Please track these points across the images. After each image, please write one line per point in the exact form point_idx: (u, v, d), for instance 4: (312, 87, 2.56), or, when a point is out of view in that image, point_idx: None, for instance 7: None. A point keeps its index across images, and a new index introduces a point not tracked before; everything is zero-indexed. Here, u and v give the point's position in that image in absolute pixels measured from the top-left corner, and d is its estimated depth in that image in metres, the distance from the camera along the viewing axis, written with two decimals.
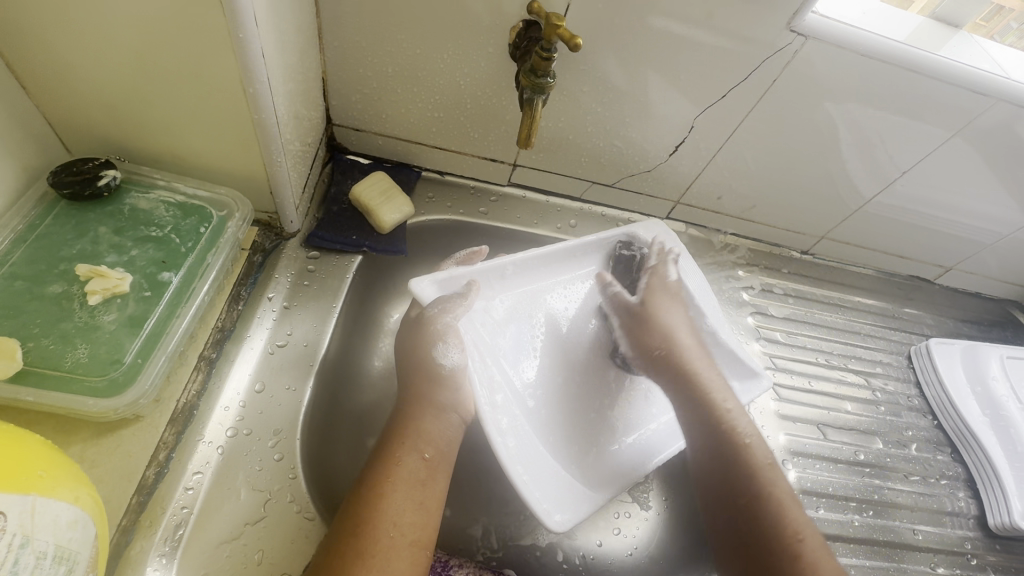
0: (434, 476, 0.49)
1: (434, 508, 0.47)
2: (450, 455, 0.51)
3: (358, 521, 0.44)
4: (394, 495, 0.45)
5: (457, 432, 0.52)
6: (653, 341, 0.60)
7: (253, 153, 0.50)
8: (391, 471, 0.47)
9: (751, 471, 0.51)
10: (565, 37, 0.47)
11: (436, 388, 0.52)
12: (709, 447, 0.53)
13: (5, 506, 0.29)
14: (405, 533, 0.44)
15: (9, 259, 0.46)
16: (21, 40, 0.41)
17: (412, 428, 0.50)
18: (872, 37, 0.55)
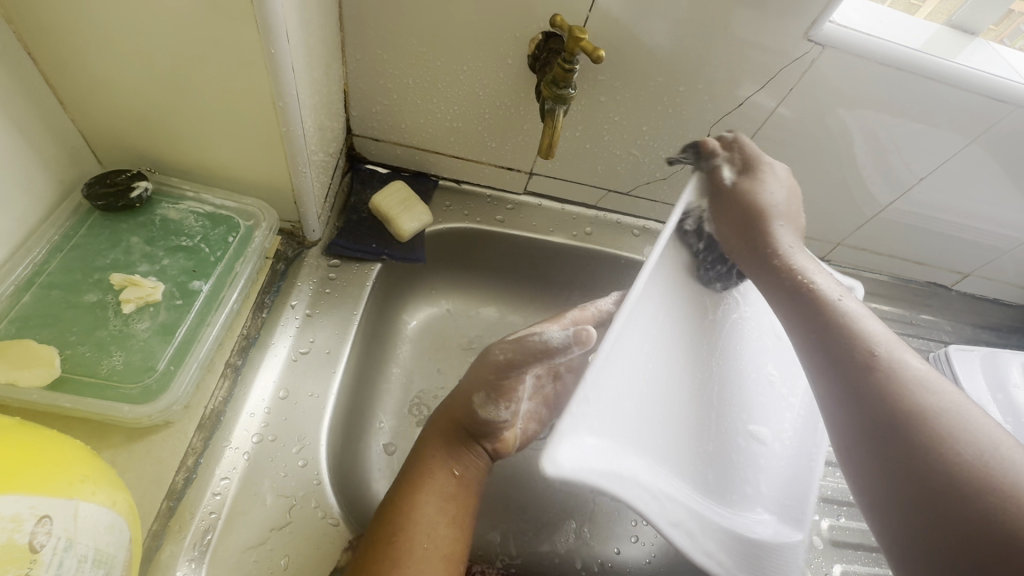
0: (466, 496, 0.49)
1: (466, 525, 0.48)
2: (480, 481, 0.51)
3: (393, 531, 0.44)
4: (425, 510, 0.46)
5: (488, 459, 0.52)
6: (793, 284, 0.47)
7: (280, 164, 0.52)
8: (419, 485, 0.48)
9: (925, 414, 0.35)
10: (588, 50, 0.48)
11: (484, 436, 0.50)
12: (833, 371, 0.40)
13: (51, 510, 0.30)
14: (437, 548, 0.45)
15: (46, 268, 0.47)
16: (62, 56, 0.43)
17: (444, 450, 0.50)
18: (890, 44, 0.55)
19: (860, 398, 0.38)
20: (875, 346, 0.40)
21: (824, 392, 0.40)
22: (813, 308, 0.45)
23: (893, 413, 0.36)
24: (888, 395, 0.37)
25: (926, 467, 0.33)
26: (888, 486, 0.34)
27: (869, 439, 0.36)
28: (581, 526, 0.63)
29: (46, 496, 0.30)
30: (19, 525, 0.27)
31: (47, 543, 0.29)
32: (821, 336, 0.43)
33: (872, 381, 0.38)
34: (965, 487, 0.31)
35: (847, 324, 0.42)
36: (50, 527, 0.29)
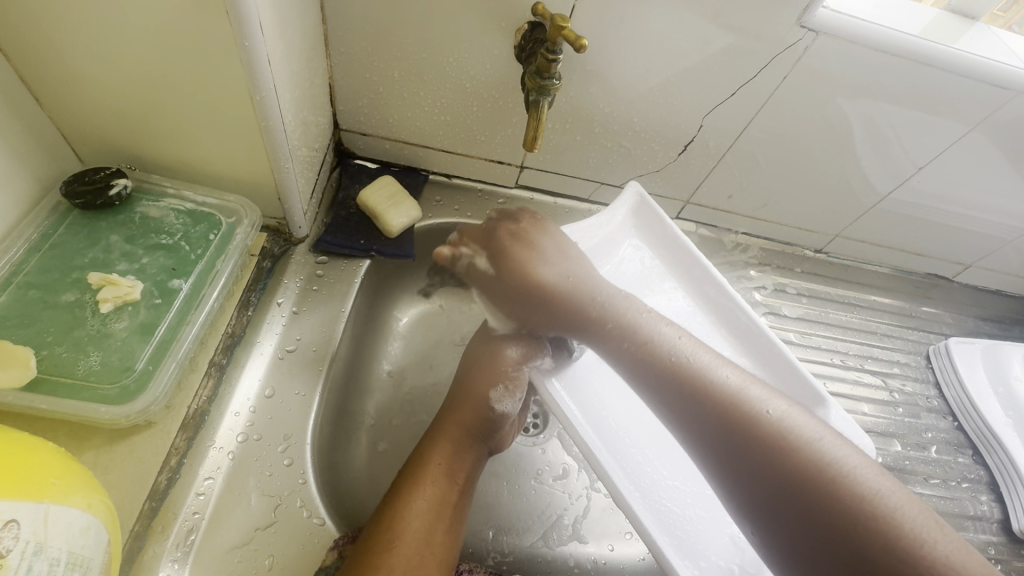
0: (461, 498, 0.50)
1: (460, 528, 0.48)
2: (475, 478, 0.52)
3: (388, 536, 0.44)
4: (424, 515, 0.46)
5: (481, 462, 0.54)
6: (657, 359, 0.50)
7: (262, 160, 0.51)
8: (421, 490, 0.47)
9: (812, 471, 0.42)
10: (571, 39, 0.46)
11: (490, 425, 0.53)
12: (721, 459, 0.45)
13: (18, 514, 0.29)
14: (435, 552, 0.45)
15: (23, 268, 0.47)
16: (33, 52, 0.42)
17: (449, 457, 0.51)
18: (884, 30, 0.54)
19: (762, 493, 0.43)
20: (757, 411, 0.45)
21: (720, 467, 0.45)
22: (675, 386, 0.48)
23: (789, 483, 0.42)
24: (789, 465, 0.42)
25: (822, 518, 0.40)
26: (793, 532, 0.41)
27: (773, 499, 0.42)
28: (574, 523, 0.63)
29: (13, 500, 0.29)
30: None
31: (13, 548, 0.28)
32: (702, 413, 0.47)
33: (763, 456, 0.43)
34: (853, 526, 0.39)
35: (736, 399, 0.46)
36: (16, 531, 0.29)
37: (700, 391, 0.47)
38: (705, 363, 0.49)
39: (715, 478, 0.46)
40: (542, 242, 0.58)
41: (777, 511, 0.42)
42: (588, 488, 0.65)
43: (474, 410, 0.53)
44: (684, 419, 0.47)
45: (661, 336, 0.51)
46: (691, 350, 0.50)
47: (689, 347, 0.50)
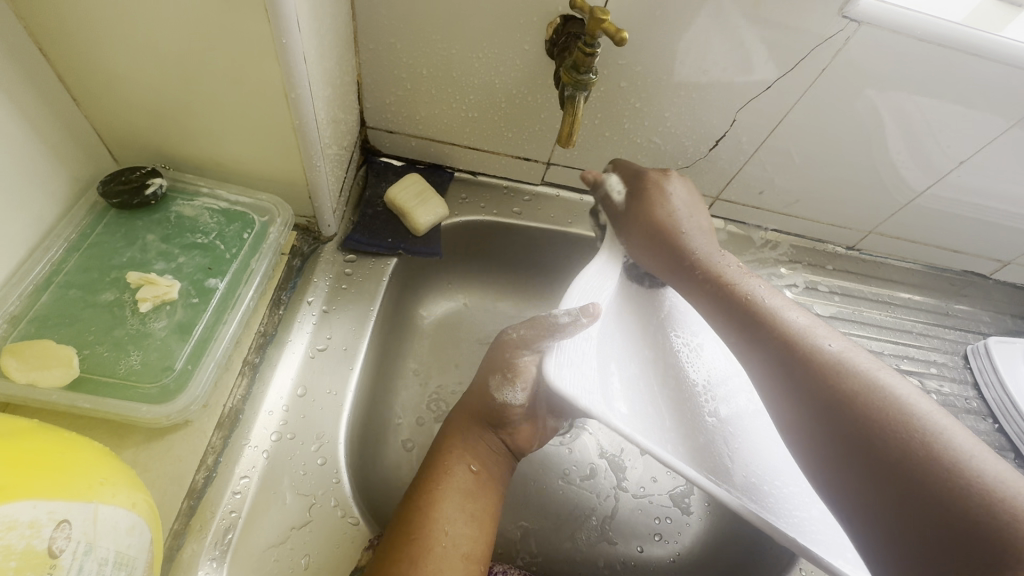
0: (484, 490, 0.49)
1: (485, 522, 0.47)
2: (496, 470, 0.51)
3: (411, 529, 0.44)
4: (445, 505, 0.46)
5: (501, 457, 0.52)
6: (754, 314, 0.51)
7: (294, 159, 0.51)
8: (441, 480, 0.47)
9: (861, 387, 0.44)
10: (611, 32, 0.46)
11: (490, 411, 0.52)
12: (793, 400, 0.45)
13: (70, 514, 0.29)
14: (456, 545, 0.44)
15: (63, 267, 0.47)
16: (74, 53, 0.42)
17: (464, 449, 0.50)
18: (932, 20, 0.52)
19: (835, 434, 0.42)
20: (844, 366, 0.45)
21: (806, 421, 0.44)
22: (791, 351, 0.47)
23: (867, 410, 0.42)
24: (845, 393, 0.43)
25: (922, 486, 0.38)
26: (855, 471, 0.41)
27: (818, 423, 0.43)
28: (604, 522, 0.62)
29: (64, 501, 0.29)
30: (37, 530, 0.27)
31: (66, 548, 0.28)
32: (809, 389, 0.45)
33: (815, 370, 0.46)
34: (960, 493, 0.37)
35: (835, 358, 0.46)
36: (68, 531, 0.29)
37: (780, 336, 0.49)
38: (789, 318, 0.50)
39: (788, 425, 0.45)
40: (674, 188, 0.62)
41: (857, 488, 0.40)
42: (616, 488, 0.64)
43: (482, 399, 0.53)
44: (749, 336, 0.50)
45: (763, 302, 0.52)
46: (780, 307, 0.52)
47: (781, 305, 0.52)
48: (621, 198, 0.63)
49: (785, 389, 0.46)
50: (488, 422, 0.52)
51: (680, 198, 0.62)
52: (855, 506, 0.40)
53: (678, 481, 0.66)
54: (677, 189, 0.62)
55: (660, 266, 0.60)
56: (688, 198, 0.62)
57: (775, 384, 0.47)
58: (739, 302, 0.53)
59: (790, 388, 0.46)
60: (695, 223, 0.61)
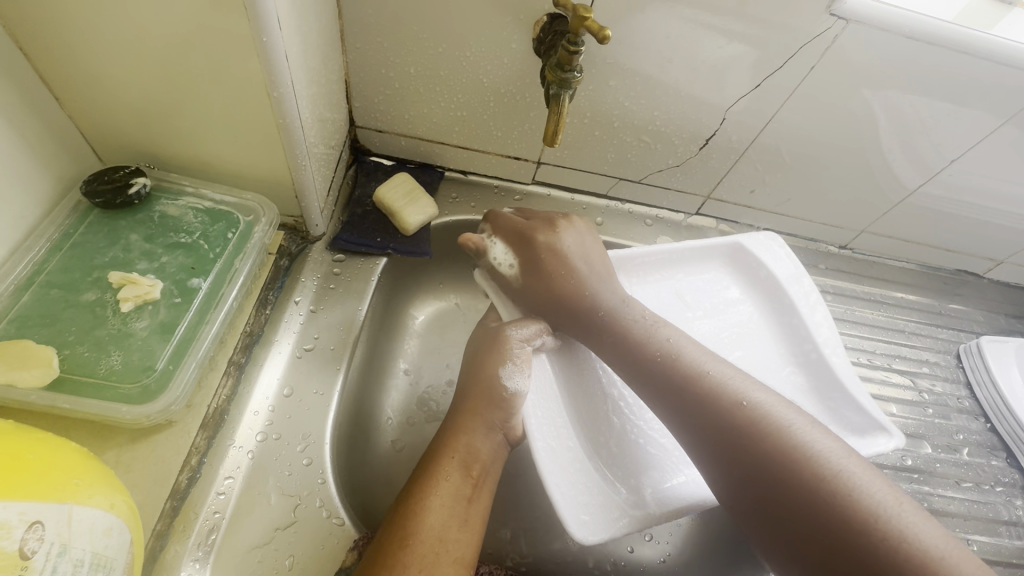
0: (479, 493, 0.48)
1: (479, 526, 0.46)
2: (494, 469, 0.50)
3: (404, 535, 0.43)
4: (439, 510, 0.45)
5: (499, 452, 0.51)
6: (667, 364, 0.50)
7: (279, 158, 0.50)
8: (436, 485, 0.46)
9: (766, 438, 0.44)
10: (593, 29, 0.45)
11: (494, 405, 0.51)
12: (706, 451, 0.46)
13: (42, 516, 0.29)
14: (450, 549, 0.43)
15: (45, 267, 0.47)
16: (54, 52, 0.42)
17: (462, 448, 0.49)
18: (920, 17, 0.51)
19: (735, 473, 0.44)
20: (754, 417, 0.45)
21: (718, 469, 0.45)
22: (693, 390, 0.48)
23: (771, 461, 0.43)
24: (751, 443, 0.44)
25: (809, 517, 0.40)
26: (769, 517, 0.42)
27: (732, 471, 0.44)
28: None
29: (37, 502, 0.29)
30: (8, 532, 0.27)
31: (38, 549, 0.28)
32: (715, 434, 0.46)
33: (727, 418, 0.46)
34: (844, 520, 0.39)
35: (734, 396, 0.47)
36: (41, 533, 0.28)
37: (691, 386, 0.48)
38: (691, 353, 0.51)
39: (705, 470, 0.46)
40: (562, 238, 0.59)
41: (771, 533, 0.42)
42: None
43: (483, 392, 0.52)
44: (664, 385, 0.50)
45: (679, 349, 0.51)
46: (699, 358, 0.51)
47: (661, 334, 0.53)
48: (510, 269, 0.59)
49: (692, 432, 0.47)
50: (490, 417, 0.51)
51: (575, 250, 0.58)
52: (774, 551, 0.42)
53: None
54: (566, 240, 0.59)
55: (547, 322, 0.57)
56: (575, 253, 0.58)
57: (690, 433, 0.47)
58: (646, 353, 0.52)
59: (699, 440, 0.47)
60: (599, 275, 0.57)
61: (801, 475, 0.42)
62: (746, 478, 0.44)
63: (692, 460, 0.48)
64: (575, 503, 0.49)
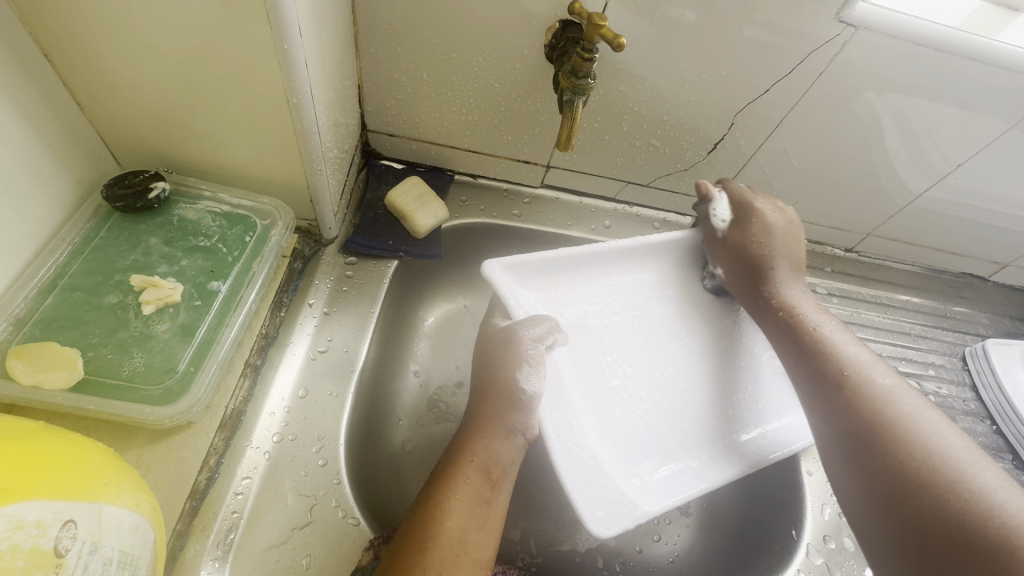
0: (496, 494, 0.48)
1: (497, 528, 0.47)
2: (512, 471, 0.50)
3: (424, 536, 0.43)
4: (459, 512, 0.45)
5: (520, 454, 0.51)
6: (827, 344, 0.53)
7: (296, 162, 0.51)
8: (454, 487, 0.46)
9: (887, 410, 0.47)
10: (608, 37, 0.46)
11: (511, 408, 0.50)
12: (830, 418, 0.49)
13: (75, 514, 0.30)
14: (469, 551, 0.44)
15: (67, 270, 0.48)
16: (79, 59, 0.43)
17: (482, 450, 0.49)
18: (928, 24, 0.52)
19: (853, 461, 0.46)
20: (885, 395, 0.48)
21: (837, 438, 0.48)
22: (841, 382, 0.50)
23: (882, 436, 0.45)
24: (874, 418, 0.47)
25: (921, 491, 0.42)
26: (878, 490, 0.44)
27: (851, 440, 0.47)
28: None
29: (70, 501, 0.30)
30: (45, 529, 0.28)
31: (72, 547, 0.29)
32: (838, 423, 0.48)
33: (850, 392, 0.49)
34: (959, 518, 0.39)
35: (864, 389, 0.49)
36: (74, 531, 0.29)
37: (841, 366, 0.51)
38: (847, 352, 0.52)
39: (825, 438, 0.49)
40: (773, 217, 0.61)
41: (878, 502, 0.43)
42: None
43: (500, 394, 0.51)
44: (804, 358, 0.54)
45: (827, 336, 0.54)
46: (838, 340, 0.54)
47: (838, 337, 0.54)
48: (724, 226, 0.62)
49: (822, 419, 0.50)
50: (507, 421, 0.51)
51: (783, 234, 0.60)
52: (876, 523, 0.43)
53: None
54: (779, 221, 0.61)
55: (733, 277, 0.60)
56: (789, 243, 0.61)
57: (819, 404, 0.51)
58: (810, 333, 0.55)
59: (830, 407, 0.50)
60: (794, 262, 0.61)
61: (919, 469, 0.43)
62: (861, 448, 0.46)
63: (816, 432, 0.50)
64: (591, 498, 0.49)
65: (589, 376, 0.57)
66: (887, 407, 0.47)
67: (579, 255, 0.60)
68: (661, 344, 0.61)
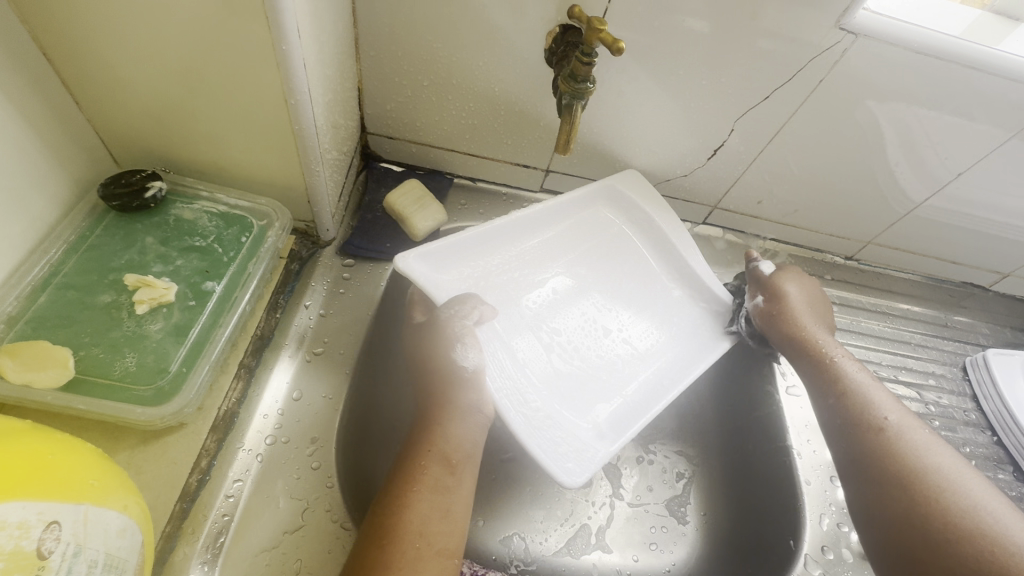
0: (458, 482, 0.47)
1: (462, 517, 0.46)
2: (475, 459, 0.49)
3: (382, 531, 0.42)
4: (422, 505, 0.44)
5: (480, 436, 0.50)
6: (858, 391, 0.55)
7: (293, 163, 0.51)
8: (415, 480, 0.45)
9: (911, 464, 0.49)
10: (608, 41, 0.47)
11: (458, 390, 0.50)
12: (856, 469, 0.52)
13: (60, 516, 0.29)
14: (433, 542, 0.43)
15: (61, 269, 0.47)
16: (77, 58, 0.43)
17: (438, 437, 0.48)
18: (929, 33, 0.52)
19: (889, 526, 0.48)
20: (907, 447, 0.50)
21: (863, 490, 0.50)
22: (872, 432, 0.52)
23: (908, 490, 0.48)
24: (899, 473, 0.49)
25: (945, 550, 0.44)
26: (903, 545, 0.47)
27: (874, 494, 0.49)
28: (598, 532, 0.61)
29: (54, 502, 0.29)
30: (27, 531, 0.27)
31: (55, 549, 0.28)
32: (869, 480, 0.50)
33: (877, 444, 0.51)
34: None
35: (897, 443, 0.50)
36: (58, 533, 0.29)
37: (866, 414, 0.53)
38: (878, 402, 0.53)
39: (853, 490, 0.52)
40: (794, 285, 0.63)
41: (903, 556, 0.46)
42: (611, 497, 0.64)
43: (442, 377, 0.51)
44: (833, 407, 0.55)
45: (855, 381, 0.55)
46: (865, 385, 0.55)
47: (866, 382, 0.56)
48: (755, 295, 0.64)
49: (850, 474, 0.52)
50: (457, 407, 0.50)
51: (805, 295, 0.63)
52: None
53: (674, 490, 0.65)
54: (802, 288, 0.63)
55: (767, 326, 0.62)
56: (806, 301, 0.62)
57: (846, 456, 0.53)
58: (840, 378, 0.56)
59: (856, 457, 0.52)
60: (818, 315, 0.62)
61: (953, 534, 0.45)
62: (884, 501, 0.49)
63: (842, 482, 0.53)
64: (557, 453, 0.50)
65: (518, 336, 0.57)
66: (912, 460, 0.49)
67: (508, 226, 0.60)
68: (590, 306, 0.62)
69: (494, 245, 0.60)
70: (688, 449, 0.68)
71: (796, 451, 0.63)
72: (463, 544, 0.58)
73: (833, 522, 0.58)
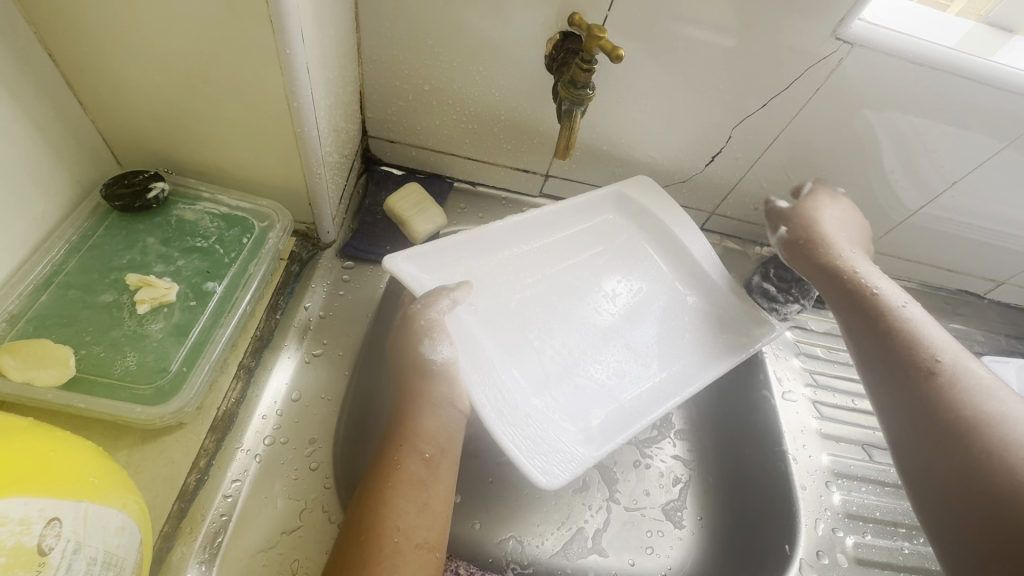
0: (435, 475, 0.48)
1: (442, 509, 0.47)
2: (452, 450, 0.50)
3: (359, 529, 0.43)
4: (399, 502, 0.45)
5: (457, 425, 0.52)
6: (904, 325, 0.54)
7: (295, 165, 0.51)
8: (391, 476, 0.46)
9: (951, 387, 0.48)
10: (608, 49, 0.47)
11: (431, 382, 0.51)
12: (893, 392, 0.51)
13: (60, 512, 0.29)
14: (411, 536, 0.44)
15: (63, 268, 0.48)
16: (83, 60, 0.43)
17: (414, 430, 0.49)
18: (923, 43, 0.53)
19: (924, 448, 0.46)
20: (951, 375, 0.49)
21: (903, 415, 0.49)
22: (915, 360, 0.51)
23: (949, 413, 0.46)
24: (942, 396, 0.47)
25: (981, 463, 0.42)
26: (940, 465, 0.45)
27: (914, 417, 0.48)
28: (595, 536, 0.61)
29: (55, 498, 0.30)
30: (28, 527, 0.27)
31: (55, 545, 0.28)
32: (909, 403, 0.49)
33: (917, 368, 0.50)
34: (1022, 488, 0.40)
35: (941, 368, 0.49)
36: (58, 529, 0.29)
37: (909, 346, 0.52)
38: (925, 332, 0.53)
39: (889, 417, 0.50)
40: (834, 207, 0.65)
41: (939, 477, 0.44)
42: (608, 501, 0.63)
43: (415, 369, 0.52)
44: (875, 339, 0.55)
45: (902, 315, 0.55)
46: (912, 319, 0.54)
47: (916, 318, 0.55)
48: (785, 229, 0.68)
49: (885, 400, 0.51)
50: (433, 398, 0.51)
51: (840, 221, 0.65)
52: (930, 500, 0.44)
53: (670, 494, 0.65)
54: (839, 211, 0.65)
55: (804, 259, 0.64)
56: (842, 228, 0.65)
57: (885, 380, 0.52)
58: (884, 315, 0.56)
59: (894, 384, 0.51)
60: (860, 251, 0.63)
61: (989, 448, 0.43)
62: (921, 423, 0.47)
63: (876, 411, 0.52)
64: (533, 451, 0.49)
65: (509, 340, 0.57)
66: (956, 387, 0.47)
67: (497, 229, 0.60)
68: (591, 313, 0.61)
69: (485, 247, 0.60)
70: (686, 453, 0.68)
71: (791, 456, 0.64)
72: (459, 547, 0.58)
73: (828, 527, 0.60)
